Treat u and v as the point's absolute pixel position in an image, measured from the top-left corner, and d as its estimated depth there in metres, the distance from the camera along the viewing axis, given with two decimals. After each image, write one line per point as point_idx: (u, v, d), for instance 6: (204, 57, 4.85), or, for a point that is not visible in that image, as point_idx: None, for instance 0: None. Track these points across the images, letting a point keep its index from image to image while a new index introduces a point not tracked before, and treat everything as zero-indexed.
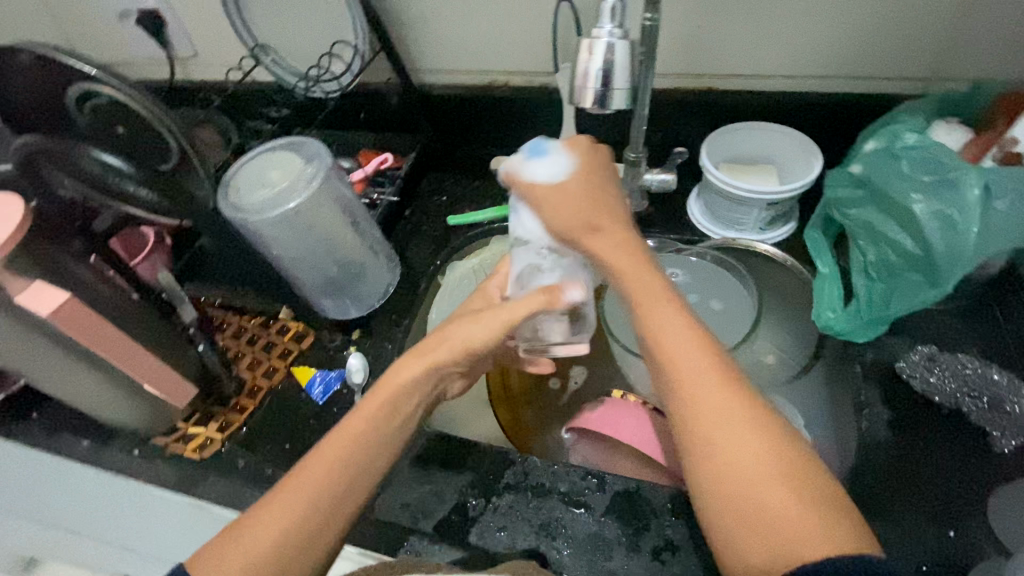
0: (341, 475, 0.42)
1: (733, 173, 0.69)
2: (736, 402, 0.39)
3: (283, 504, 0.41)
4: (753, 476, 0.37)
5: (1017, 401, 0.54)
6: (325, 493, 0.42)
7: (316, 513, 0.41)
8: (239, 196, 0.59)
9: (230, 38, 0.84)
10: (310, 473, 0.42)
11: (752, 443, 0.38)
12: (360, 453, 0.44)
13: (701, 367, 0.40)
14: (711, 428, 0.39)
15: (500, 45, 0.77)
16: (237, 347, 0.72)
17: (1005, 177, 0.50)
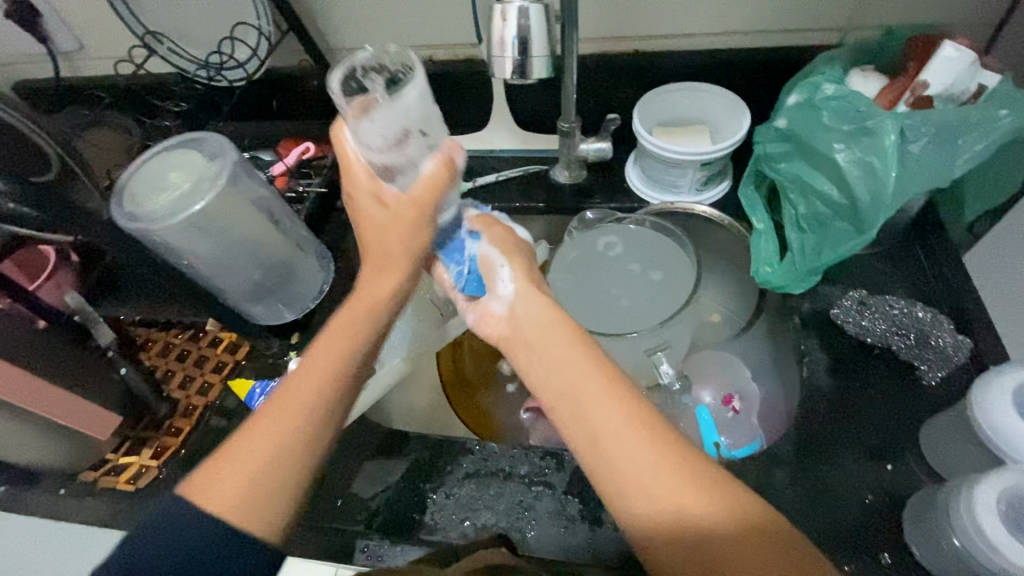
0: (314, 382, 0.41)
1: (666, 135, 0.69)
2: (649, 447, 0.36)
3: (263, 428, 0.39)
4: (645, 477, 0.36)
5: (941, 335, 0.57)
6: (303, 410, 0.40)
7: (294, 429, 0.39)
8: (137, 204, 0.55)
9: (117, 27, 0.75)
10: (285, 394, 0.40)
11: (675, 487, 0.35)
12: (335, 361, 0.42)
13: (604, 409, 0.38)
14: (628, 480, 0.36)
15: (417, 17, 0.73)
16: (166, 364, 0.67)
17: (919, 121, 0.51)
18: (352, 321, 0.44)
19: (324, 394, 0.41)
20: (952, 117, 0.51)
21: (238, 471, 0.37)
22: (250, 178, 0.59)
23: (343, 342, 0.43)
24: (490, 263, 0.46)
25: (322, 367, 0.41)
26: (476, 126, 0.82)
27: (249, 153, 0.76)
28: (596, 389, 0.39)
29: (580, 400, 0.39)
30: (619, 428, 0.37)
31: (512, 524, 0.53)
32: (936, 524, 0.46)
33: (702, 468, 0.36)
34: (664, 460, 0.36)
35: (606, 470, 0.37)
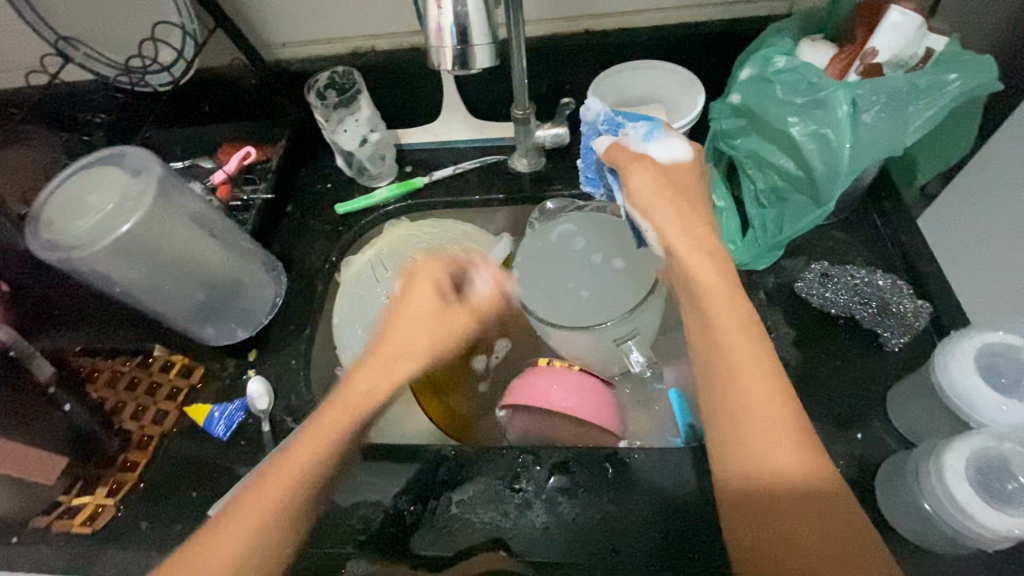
0: (275, 495, 0.47)
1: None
2: (785, 424, 0.38)
3: (245, 510, 0.47)
4: (763, 448, 0.38)
5: (901, 301, 0.58)
6: (261, 519, 0.46)
7: (265, 520, 0.47)
8: (55, 229, 0.51)
9: (25, 33, 0.69)
10: (283, 471, 0.48)
11: (790, 465, 0.37)
12: (309, 461, 0.49)
13: (751, 374, 0.40)
14: (748, 447, 0.38)
15: (355, 8, 0.69)
16: (117, 396, 0.63)
17: (869, 89, 0.51)
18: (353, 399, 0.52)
19: (282, 499, 0.47)
20: (900, 84, 0.51)
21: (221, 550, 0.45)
22: (180, 193, 0.56)
23: (316, 446, 0.49)
24: (640, 221, 0.49)
25: (303, 468, 0.49)
26: (429, 118, 0.78)
27: (187, 162, 0.73)
28: (753, 361, 0.40)
29: (730, 363, 0.40)
30: (758, 400, 0.39)
31: (492, 527, 0.52)
32: (907, 490, 0.47)
33: (825, 459, 0.38)
34: (798, 443, 0.38)
35: (732, 425, 0.39)
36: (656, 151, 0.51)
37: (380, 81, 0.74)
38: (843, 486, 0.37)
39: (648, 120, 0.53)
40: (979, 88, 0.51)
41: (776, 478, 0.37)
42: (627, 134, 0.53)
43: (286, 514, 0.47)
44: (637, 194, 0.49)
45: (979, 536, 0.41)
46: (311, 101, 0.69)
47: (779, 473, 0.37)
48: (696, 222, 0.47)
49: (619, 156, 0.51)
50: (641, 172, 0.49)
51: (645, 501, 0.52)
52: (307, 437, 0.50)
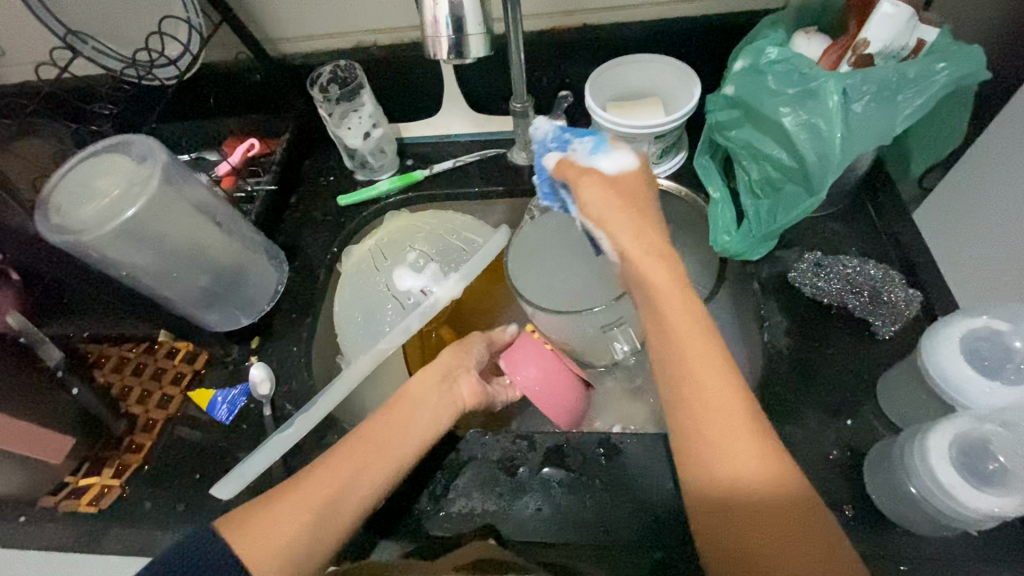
0: (340, 488, 0.46)
1: (618, 111, 0.68)
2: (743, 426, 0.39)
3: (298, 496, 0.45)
4: (719, 439, 0.39)
5: (892, 290, 0.58)
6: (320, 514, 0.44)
7: (311, 535, 0.44)
8: (64, 214, 0.53)
9: (36, 28, 0.71)
10: (341, 459, 0.47)
11: (750, 467, 0.38)
12: (374, 459, 0.48)
13: (704, 368, 0.41)
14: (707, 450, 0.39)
15: (355, 3, 0.70)
16: (123, 381, 0.65)
17: (860, 79, 0.52)
18: (410, 409, 0.53)
19: (339, 496, 0.45)
20: (890, 74, 0.51)
21: (266, 534, 0.43)
22: (185, 181, 0.58)
23: (373, 451, 0.49)
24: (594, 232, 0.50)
25: (359, 463, 0.47)
26: (429, 112, 0.79)
27: (194, 154, 0.76)
28: (711, 363, 0.41)
29: (687, 367, 0.41)
30: (716, 402, 0.40)
31: (487, 508, 0.53)
32: (894, 473, 0.48)
33: (779, 450, 0.39)
34: (752, 437, 0.39)
35: (693, 431, 0.40)
36: (603, 166, 0.51)
37: (381, 75, 0.76)
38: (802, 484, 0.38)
39: (592, 132, 0.53)
40: (965, 78, 0.51)
41: (731, 470, 0.38)
42: (574, 149, 0.53)
43: (336, 522, 0.45)
44: (587, 209, 0.49)
45: (963, 516, 0.42)
46: (317, 95, 0.70)
47: (734, 465, 0.38)
48: (647, 229, 0.47)
49: (569, 174, 0.51)
50: (589, 186, 0.49)
51: (637, 485, 0.53)
52: (365, 435, 0.50)
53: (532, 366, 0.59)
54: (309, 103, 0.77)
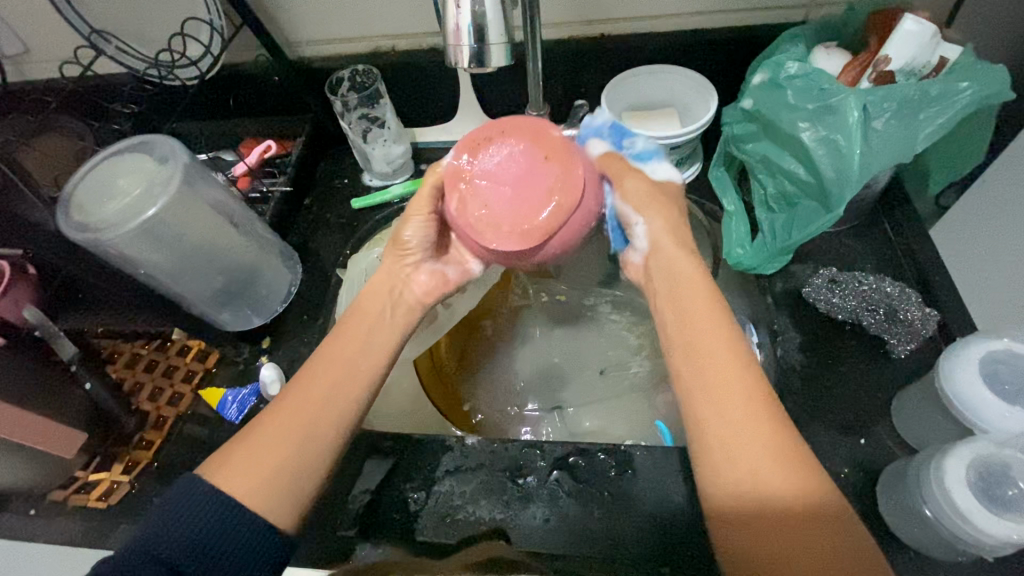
0: (310, 415, 0.43)
1: (683, 77, 0.69)
2: (755, 424, 0.39)
3: (267, 432, 0.42)
4: (739, 435, 0.39)
5: (910, 309, 0.58)
6: (303, 448, 0.42)
7: (291, 472, 0.41)
8: (86, 213, 0.54)
9: (62, 28, 0.72)
10: (305, 391, 0.44)
11: (765, 463, 0.37)
12: (333, 399, 0.44)
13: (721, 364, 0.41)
14: (715, 432, 0.40)
15: (374, 7, 0.70)
16: (134, 377, 0.65)
17: (881, 97, 0.51)
18: (368, 316, 0.49)
19: (309, 428, 0.43)
20: (912, 92, 0.51)
21: (242, 469, 0.40)
22: (204, 180, 0.58)
23: (340, 367, 0.46)
24: (624, 217, 0.50)
25: (325, 389, 0.44)
26: (444, 118, 0.80)
27: (210, 154, 0.76)
28: (721, 350, 0.42)
29: (695, 349, 0.43)
30: (733, 390, 0.40)
31: (493, 515, 0.53)
32: (907, 495, 0.47)
33: (804, 459, 0.38)
34: (771, 437, 0.38)
35: (701, 409, 0.41)
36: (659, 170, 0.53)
37: (397, 81, 0.76)
38: (813, 474, 0.38)
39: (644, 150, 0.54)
40: (989, 97, 0.51)
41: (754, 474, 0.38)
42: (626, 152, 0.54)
43: (303, 473, 0.42)
44: (626, 198, 0.49)
45: (979, 542, 0.41)
46: (336, 103, 0.70)
47: (757, 468, 0.38)
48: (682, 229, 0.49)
49: (616, 166, 0.51)
50: (635, 176, 0.50)
51: (647, 499, 0.53)
52: (324, 354, 0.47)
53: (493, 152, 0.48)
54: (325, 106, 0.77)
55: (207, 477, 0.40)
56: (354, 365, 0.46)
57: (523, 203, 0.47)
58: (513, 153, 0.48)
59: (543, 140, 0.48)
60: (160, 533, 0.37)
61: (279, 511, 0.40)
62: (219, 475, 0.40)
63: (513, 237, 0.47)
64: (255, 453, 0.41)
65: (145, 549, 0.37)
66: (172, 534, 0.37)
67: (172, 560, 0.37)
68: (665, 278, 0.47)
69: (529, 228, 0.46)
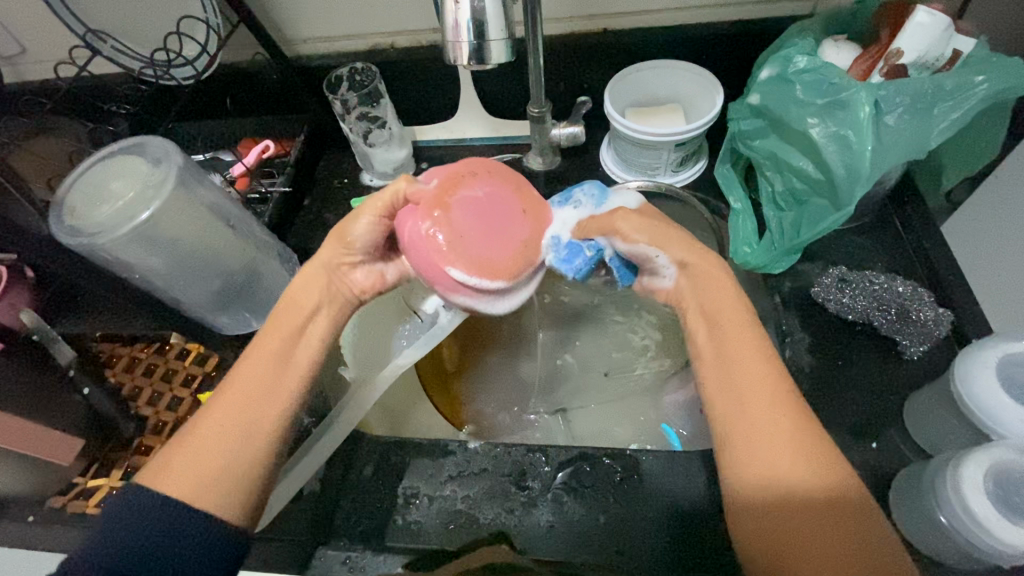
0: (249, 409, 0.42)
1: (667, 70, 0.68)
2: (792, 433, 0.37)
3: (206, 431, 0.41)
4: (779, 444, 0.37)
5: (922, 309, 0.56)
6: (249, 445, 0.41)
7: (236, 471, 0.40)
8: (80, 217, 0.53)
9: (57, 27, 0.71)
10: (241, 386, 0.42)
11: (798, 475, 0.36)
12: (269, 391, 0.43)
13: (755, 374, 0.39)
14: (752, 439, 0.38)
15: (372, 4, 0.68)
16: (133, 381, 0.64)
17: (892, 91, 0.50)
18: (302, 308, 0.47)
19: (250, 425, 0.41)
20: (925, 86, 0.49)
21: (188, 468, 0.39)
22: (200, 183, 0.57)
23: (276, 366, 0.44)
24: (642, 256, 0.46)
25: (255, 383, 0.43)
26: (444, 116, 0.79)
27: (208, 154, 0.75)
28: (756, 362, 0.40)
29: (728, 357, 0.41)
30: (764, 400, 0.39)
31: (498, 521, 0.52)
32: (921, 501, 0.46)
33: (836, 466, 0.37)
34: (803, 451, 0.37)
35: (745, 430, 0.38)
36: (611, 202, 0.49)
37: (397, 78, 0.75)
38: (858, 490, 0.36)
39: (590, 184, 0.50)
40: (1007, 90, 0.49)
41: (792, 486, 0.36)
42: (579, 203, 0.49)
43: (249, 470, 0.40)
44: (630, 239, 0.45)
45: (996, 551, 0.40)
46: (335, 104, 0.69)
47: (794, 482, 0.36)
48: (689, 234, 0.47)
49: (607, 217, 0.47)
50: (622, 214, 0.46)
51: (653, 505, 0.52)
52: (258, 352, 0.44)
53: (474, 194, 0.45)
54: (324, 105, 0.76)
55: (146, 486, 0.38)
56: (290, 356, 0.45)
57: (494, 239, 0.45)
58: (491, 195, 0.45)
59: (524, 195, 0.47)
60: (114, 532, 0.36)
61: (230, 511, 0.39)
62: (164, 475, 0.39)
63: (472, 272, 0.44)
64: (201, 451, 0.40)
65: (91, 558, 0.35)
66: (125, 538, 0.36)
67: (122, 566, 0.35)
68: (695, 284, 0.45)
69: (489, 266, 0.44)
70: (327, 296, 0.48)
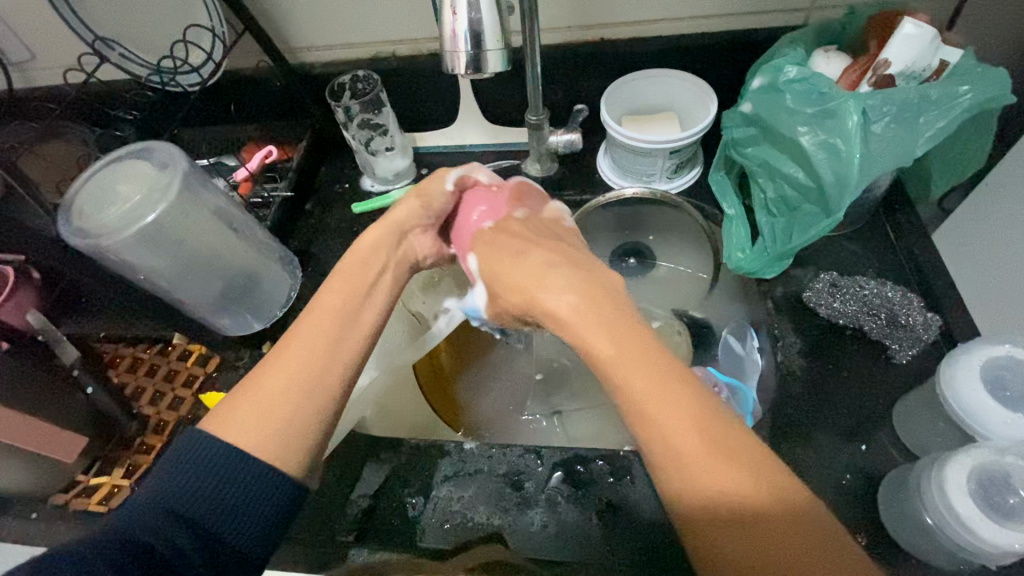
0: (317, 365, 0.39)
1: (662, 79, 0.70)
2: (715, 451, 0.31)
3: (271, 382, 0.38)
4: (698, 468, 0.30)
5: (910, 314, 0.58)
6: (312, 388, 0.39)
7: (308, 413, 0.38)
8: (87, 220, 0.55)
9: (66, 36, 0.73)
10: (308, 334, 0.41)
11: (738, 496, 0.30)
12: (334, 335, 0.41)
13: (652, 386, 0.33)
14: (679, 466, 0.31)
15: (374, 14, 0.70)
16: (135, 382, 0.66)
17: (880, 100, 0.51)
18: (357, 264, 0.46)
19: (316, 370, 0.39)
20: (912, 95, 0.51)
21: (249, 415, 0.37)
22: (205, 187, 0.59)
23: (341, 309, 0.43)
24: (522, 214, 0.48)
25: (322, 336, 0.40)
26: (444, 123, 0.80)
27: (212, 159, 0.76)
28: (649, 370, 0.33)
29: (625, 374, 0.33)
30: (669, 417, 0.32)
31: (492, 521, 0.53)
32: (909, 503, 0.47)
33: (771, 477, 0.30)
34: (735, 466, 0.30)
35: (662, 456, 0.32)
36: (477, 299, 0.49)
37: (399, 86, 0.76)
38: (812, 508, 0.30)
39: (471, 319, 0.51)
40: (990, 100, 0.50)
41: (730, 511, 0.30)
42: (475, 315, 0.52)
43: (315, 409, 0.38)
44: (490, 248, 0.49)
45: (980, 550, 0.41)
46: (338, 112, 0.71)
47: (732, 506, 0.30)
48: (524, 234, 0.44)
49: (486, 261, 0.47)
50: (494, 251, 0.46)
51: (646, 507, 0.52)
52: (321, 299, 0.43)
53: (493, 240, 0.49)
54: (326, 111, 0.78)
55: (213, 435, 0.36)
56: (361, 305, 0.44)
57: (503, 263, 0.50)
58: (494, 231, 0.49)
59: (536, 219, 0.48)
60: (166, 489, 0.35)
61: (300, 457, 0.37)
62: (234, 426, 0.37)
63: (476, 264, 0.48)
64: (266, 398, 0.37)
65: (161, 508, 0.34)
66: (195, 489, 0.35)
67: (190, 516, 0.34)
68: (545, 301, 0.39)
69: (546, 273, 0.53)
70: (393, 260, 0.48)
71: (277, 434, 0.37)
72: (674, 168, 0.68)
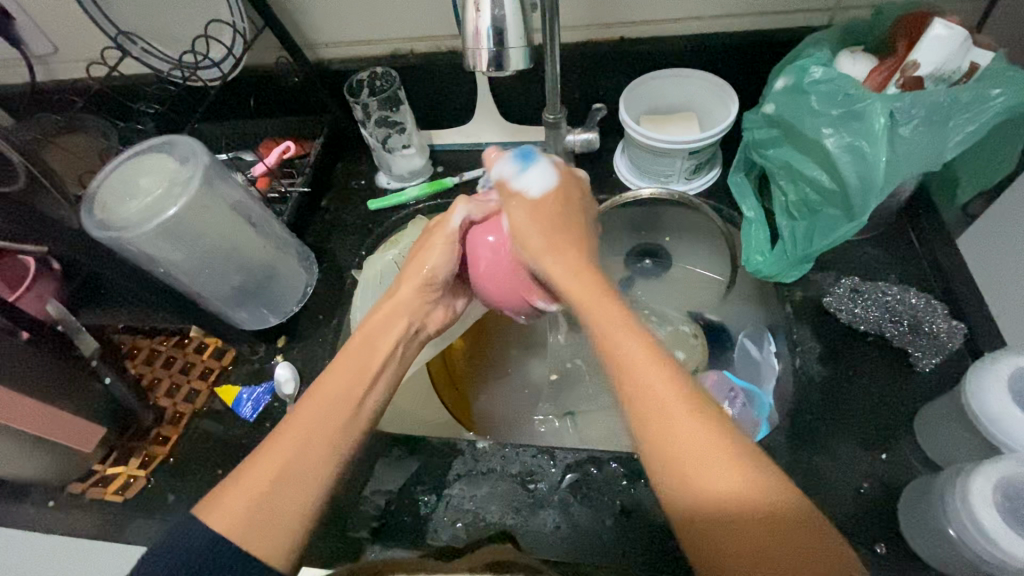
0: (314, 452, 0.39)
1: (682, 79, 0.69)
2: (722, 454, 0.33)
3: (261, 466, 0.38)
4: (705, 469, 0.33)
5: (934, 322, 0.56)
6: (302, 480, 0.38)
7: (295, 507, 0.38)
8: (110, 212, 0.55)
9: (90, 30, 0.73)
10: (303, 420, 0.41)
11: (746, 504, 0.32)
12: (329, 423, 0.41)
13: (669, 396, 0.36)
14: (689, 473, 0.34)
15: (394, 11, 0.70)
16: (152, 373, 0.66)
17: (908, 102, 0.50)
18: (372, 344, 0.46)
19: (308, 463, 0.39)
20: (941, 97, 0.49)
21: (240, 497, 0.37)
22: (224, 182, 0.59)
23: (338, 393, 0.42)
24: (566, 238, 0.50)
25: (320, 422, 0.40)
26: (460, 120, 0.80)
27: (231, 154, 0.77)
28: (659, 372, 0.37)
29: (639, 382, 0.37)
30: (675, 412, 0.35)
31: (505, 521, 0.52)
32: (931, 514, 0.46)
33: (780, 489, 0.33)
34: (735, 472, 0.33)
35: (668, 454, 0.35)
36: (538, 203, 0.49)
37: (417, 83, 0.76)
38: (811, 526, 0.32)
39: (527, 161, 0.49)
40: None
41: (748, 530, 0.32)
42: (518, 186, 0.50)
43: (299, 502, 0.38)
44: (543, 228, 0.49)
45: (1005, 565, 0.40)
46: (356, 109, 0.71)
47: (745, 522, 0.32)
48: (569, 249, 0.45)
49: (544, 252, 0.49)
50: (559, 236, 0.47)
51: (660, 511, 0.52)
52: (322, 383, 0.43)
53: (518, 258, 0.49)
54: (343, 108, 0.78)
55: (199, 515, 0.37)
56: (362, 393, 0.43)
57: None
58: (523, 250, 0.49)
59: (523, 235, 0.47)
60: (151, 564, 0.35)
61: (280, 549, 0.37)
62: (216, 514, 0.37)
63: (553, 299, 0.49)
64: (254, 483, 0.38)
65: None
66: (169, 561, 0.35)
67: None
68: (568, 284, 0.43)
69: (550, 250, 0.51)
70: (406, 331, 0.48)
71: (254, 523, 0.37)
72: (694, 167, 0.67)
